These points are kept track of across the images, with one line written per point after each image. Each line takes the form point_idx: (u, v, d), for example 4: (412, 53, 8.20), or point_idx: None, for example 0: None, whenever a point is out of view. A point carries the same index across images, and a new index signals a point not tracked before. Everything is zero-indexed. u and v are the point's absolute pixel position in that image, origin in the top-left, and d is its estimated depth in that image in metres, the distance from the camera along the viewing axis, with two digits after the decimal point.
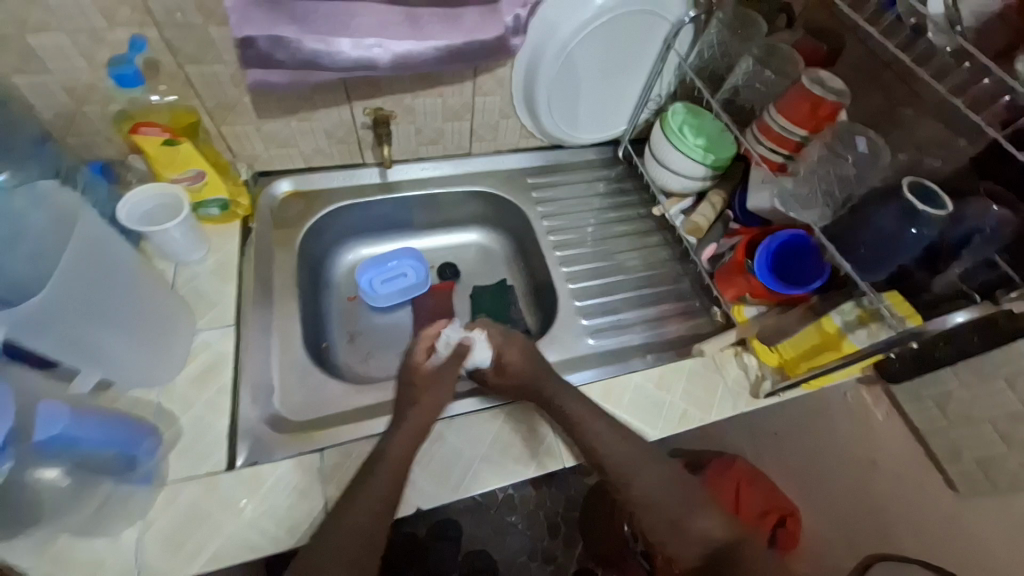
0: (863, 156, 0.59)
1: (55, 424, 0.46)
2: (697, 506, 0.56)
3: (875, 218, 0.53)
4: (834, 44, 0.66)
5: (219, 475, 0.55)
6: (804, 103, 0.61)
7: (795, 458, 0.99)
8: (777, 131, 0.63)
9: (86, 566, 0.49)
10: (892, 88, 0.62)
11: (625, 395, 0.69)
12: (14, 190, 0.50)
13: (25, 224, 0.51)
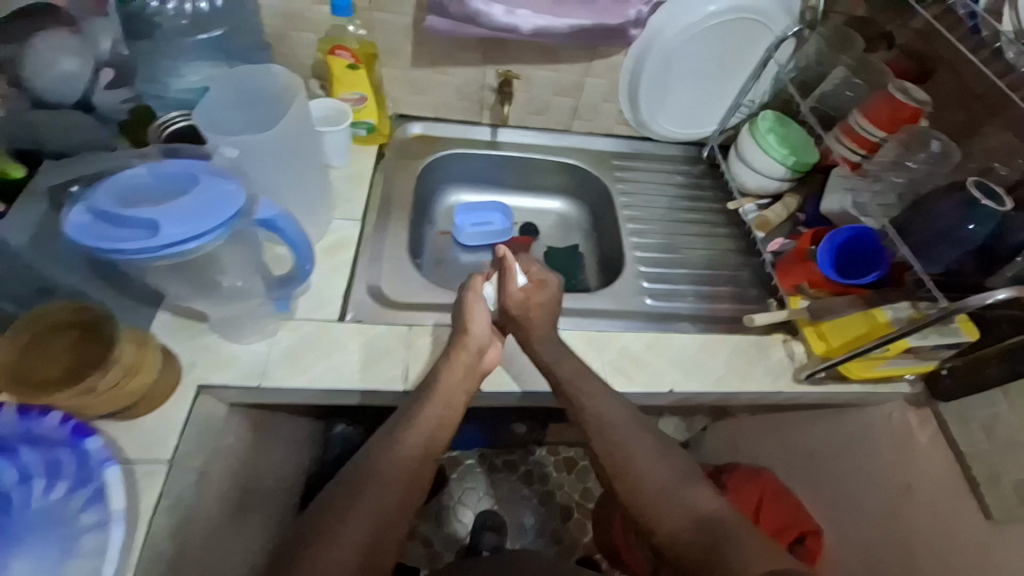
0: (936, 154, 0.69)
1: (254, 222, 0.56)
2: (690, 494, 0.63)
3: (934, 208, 0.62)
4: (926, 67, 0.75)
5: (332, 324, 0.68)
6: (885, 108, 0.72)
7: (828, 478, 1.00)
8: (858, 131, 0.74)
9: (225, 359, 0.63)
10: (973, 109, 0.70)
11: (670, 349, 0.75)
12: (251, 67, 0.64)
13: (251, 96, 0.65)
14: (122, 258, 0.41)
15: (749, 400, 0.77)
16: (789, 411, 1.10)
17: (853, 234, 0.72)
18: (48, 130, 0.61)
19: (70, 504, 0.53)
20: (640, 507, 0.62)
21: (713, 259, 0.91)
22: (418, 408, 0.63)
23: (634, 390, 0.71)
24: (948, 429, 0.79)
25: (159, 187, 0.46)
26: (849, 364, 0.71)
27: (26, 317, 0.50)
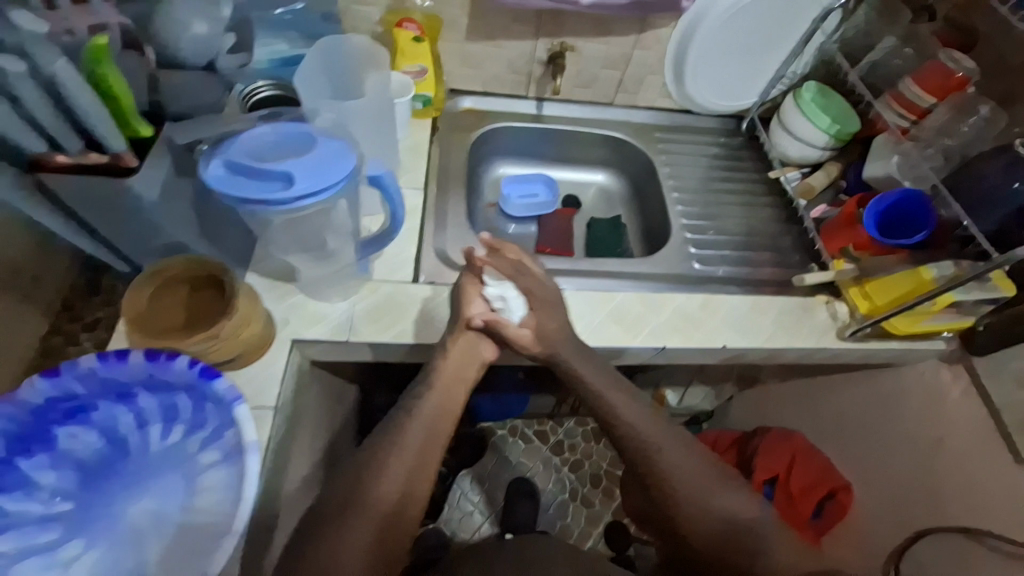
0: (982, 121, 0.75)
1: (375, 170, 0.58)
2: (720, 488, 0.65)
3: (985, 171, 0.67)
4: (970, 37, 0.78)
5: (407, 284, 0.72)
6: (935, 76, 0.76)
7: (859, 436, 1.05)
8: (909, 97, 0.78)
9: (313, 316, 0.67)
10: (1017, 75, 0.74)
11: (722, 308, 0.80)
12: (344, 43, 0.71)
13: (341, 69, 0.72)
14: (260, 206, 0.46)
15: (794, 356, 0.82)
16: (819, 376, 1.15)
17: (904, 197, 0.76)
18: (160, 87, 0.60)
19: (188, 444, 0.56)
20: (675, 505, 0.64)
21: (754, 227, 0.94)
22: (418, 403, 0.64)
23: (692, 346, 0.75)
24: (982, 382, 0.83)
25: (285, 143, 0.50)
26: (893, 320, 0.75)
27: (150, 271, 0.55)
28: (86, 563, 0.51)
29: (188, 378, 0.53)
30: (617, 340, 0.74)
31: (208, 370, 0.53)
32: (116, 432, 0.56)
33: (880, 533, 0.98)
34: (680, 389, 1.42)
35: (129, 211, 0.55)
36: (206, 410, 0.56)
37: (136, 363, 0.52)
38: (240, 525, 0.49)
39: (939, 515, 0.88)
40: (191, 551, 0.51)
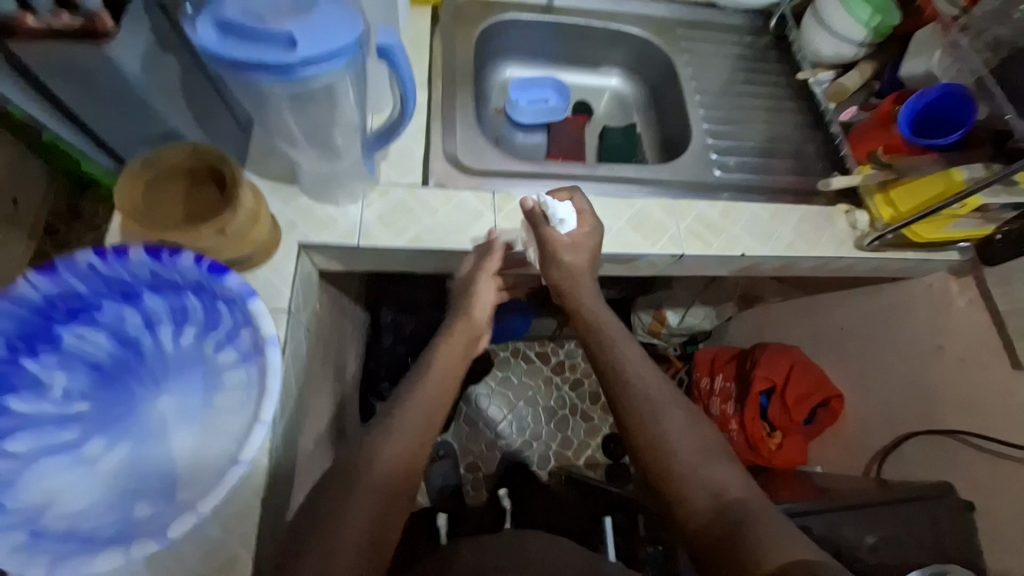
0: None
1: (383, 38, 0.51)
2: (712, 462, 0.61)
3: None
4: None
5: (417, 188, 0.68)
6: None
7: (857, 349, 1.09)
8: None
9: (321, 220, 0.64)
10: None
11: (743, 217, 0.79)
12: None
13: None
14: (260, 72, 0.41)
15: (807, 267, 0.82)
16: (824, 293, 1.16)
17: (941, 95, 0.72)
18: None
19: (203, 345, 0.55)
20: (664, 468, 0.62)
21: (777, 135, 0.90)
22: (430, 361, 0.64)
23: (712, 254, 0.74)
24: (990, 292, 0.84)
25: None
26: (914, 228, 0.75)
27: (143, 157, 0.50)
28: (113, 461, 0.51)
29: (196, 275, 0.50)
30: (636, 246, 0.72)
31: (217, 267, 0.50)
32: (123, 336, 0.54)
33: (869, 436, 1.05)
34: (682, 310, 1.44)
35: (117, 95, 0.50)
36: (219, 310, 0.53)
37: (139, 260, 0.49)
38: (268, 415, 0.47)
39: (930, 419, 0.93)
40: (220, 446, 0.51)
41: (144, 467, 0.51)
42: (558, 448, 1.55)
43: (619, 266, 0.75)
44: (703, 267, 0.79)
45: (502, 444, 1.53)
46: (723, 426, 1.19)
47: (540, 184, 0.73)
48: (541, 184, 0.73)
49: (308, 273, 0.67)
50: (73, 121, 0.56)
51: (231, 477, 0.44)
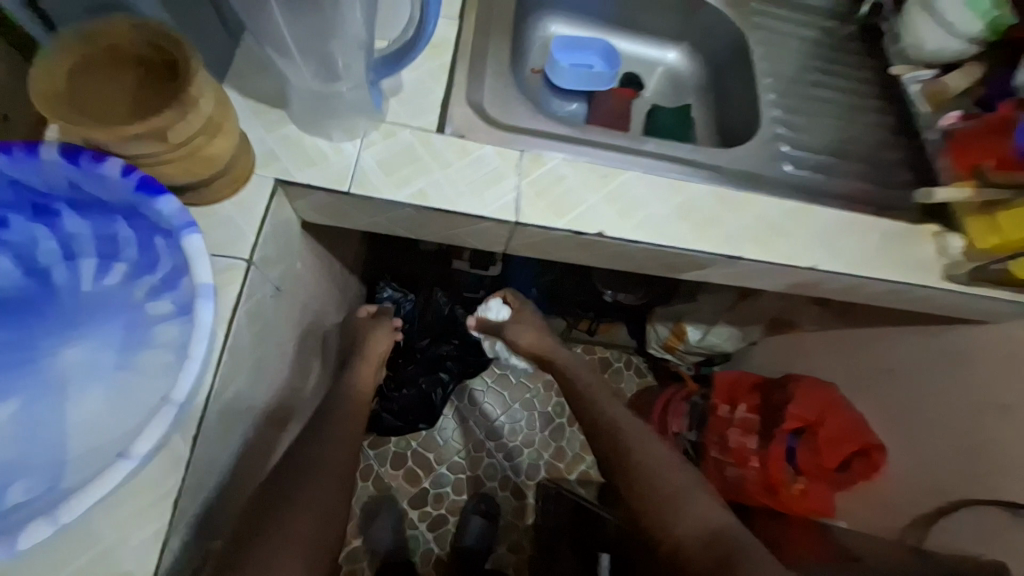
0: None
1: None
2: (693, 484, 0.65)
3: None
4: None
5: (431, 134, 0.56)
6: None
7: (903, 395, 0.97)
8: None
9: (307, 156, 0.52)
10: None
11: (813, 222, 0.65)
12: None
13: None
14: None
15: (875, 293, 0.70)
16: (870, 328, 1.03)
17: None
18: None
19: (132, 288, 0.43)
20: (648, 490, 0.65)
21: (856, 137, 0.77)
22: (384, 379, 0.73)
23: (773, 261, 0.61)
24: None
25: None
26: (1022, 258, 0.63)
27: (80, 33, 0.40)
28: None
29: (125, 194, 0.39)
30: (685, 240, 0.59)
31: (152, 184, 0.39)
32: (36, 261, 0.44)
33: (907, 496, 0.92)
34: (703, 328, 1.31)
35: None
36: (156, 248, 0.42)
37: (52, 161, 0.38)
38: (182, 396, 0.36)
39: (986, 487, 0.80)
40: (126, 423, 0.40)
41: (34, 427, 0.40)
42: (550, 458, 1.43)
43: (659, 262, 0.63)
44: (757, 277, 0.66)
45: (490, 447, 1.41)
46: (740, 462, 1.07)
47: (577, 149, 0.60)
48: (579, 150, 0.60)
49: (283, 221, 0.54)
50: None
51: (115, 474, 0.34)
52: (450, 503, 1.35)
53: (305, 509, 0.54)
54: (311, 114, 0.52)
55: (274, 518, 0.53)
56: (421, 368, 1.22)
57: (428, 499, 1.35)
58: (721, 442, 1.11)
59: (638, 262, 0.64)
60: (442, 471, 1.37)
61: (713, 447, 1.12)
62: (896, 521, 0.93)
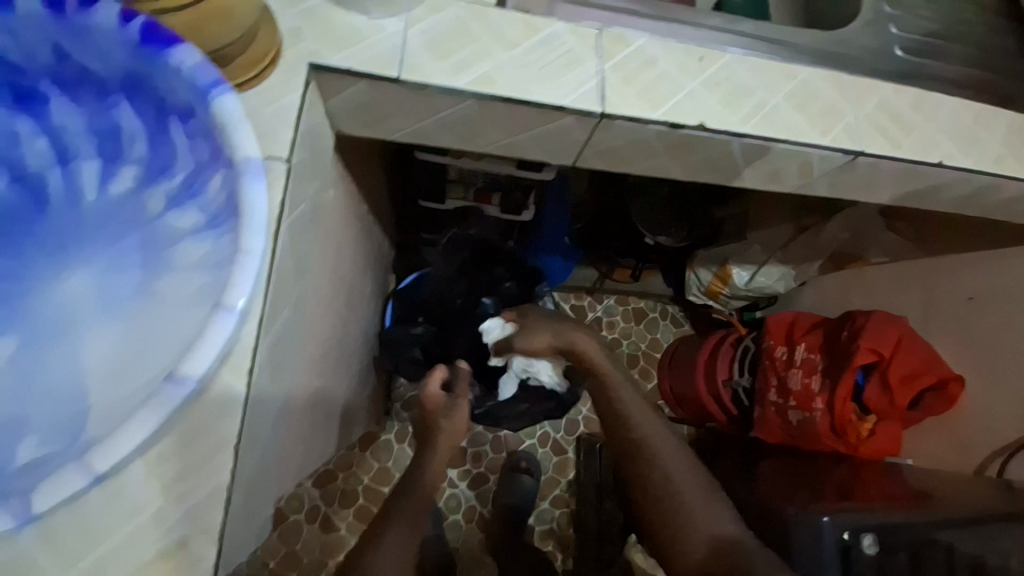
0: None
1: None
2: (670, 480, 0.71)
3: None
4: None
5: (489, 9, 0.46)
6: None
7: (983, 330, 0.89)
8: None
9: (346, 39, 0.43)
10: None
11: (939, 113, 0.56)
12: None
13: None
14: None
15: (994, 201, 0.62)
16: (950, 256, 0.95)
17: None
18: None
19: (146, 194, 0.36)
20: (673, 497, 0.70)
21: (976, 24, 0.65)
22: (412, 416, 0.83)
23: (900, 156, 0.53)
24: None
25: None
26: None
27: None
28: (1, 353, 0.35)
29: (121, 54, 0.32)
30: (794, 131, 0.50)
31: (157, 31, 0.31)
32: (22, 166, 0.36)
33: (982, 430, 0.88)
34: (751, 269, 1.21)
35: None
36: (167, 139, 0.35)
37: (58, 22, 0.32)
38: (238, 299, 0.30)
39: None
40: (157, 362, 0.33)
41: (41, 371, 0.34)
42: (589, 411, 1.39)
43: (762, 164, 0.53)
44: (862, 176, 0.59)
45: None
46: (804, 405, 0.98)
47: (663, 26, 0.49)
48: (667, 25, 0.49)
49: (320, 127, 0.46)
50: None
51: (163, 402, 0.28)
52: (491, 461, 1.31)
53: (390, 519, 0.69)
54: None
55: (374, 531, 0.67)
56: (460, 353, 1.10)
57: (466, 459, 1.30)
58: (782, 386, 1.02)
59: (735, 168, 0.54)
60: (480, 430, 1.32)
61: (772, 392, 1.04)
62: (967, 459, 0.89)
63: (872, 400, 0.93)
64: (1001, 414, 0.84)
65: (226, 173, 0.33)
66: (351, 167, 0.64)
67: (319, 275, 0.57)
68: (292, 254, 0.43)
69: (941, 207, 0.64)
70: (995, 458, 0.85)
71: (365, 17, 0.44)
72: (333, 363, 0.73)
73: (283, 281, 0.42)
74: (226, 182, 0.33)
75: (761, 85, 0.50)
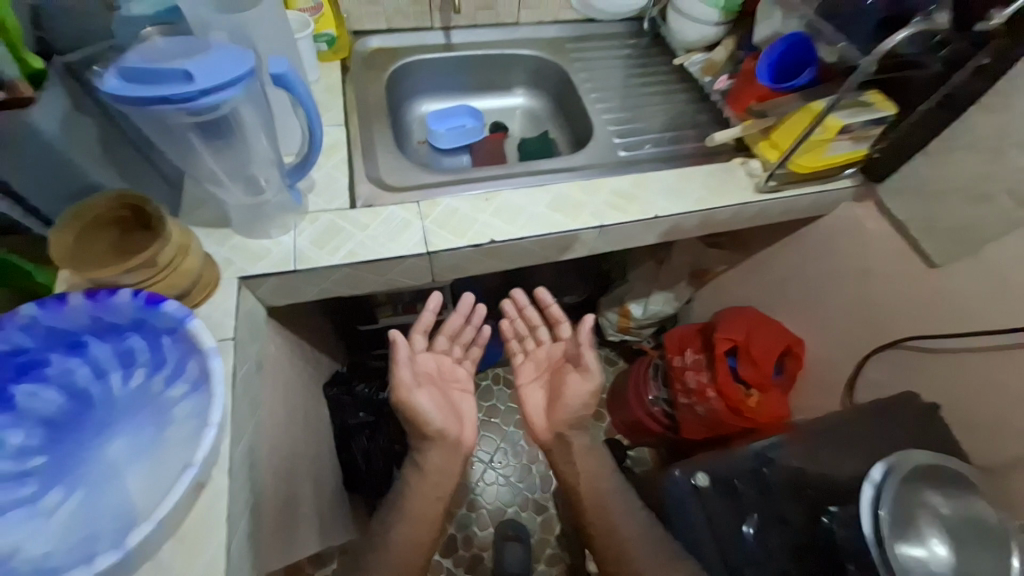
0: None
1: (280, 65, 0.54)
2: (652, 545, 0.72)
3: None
4: None
5: (346, 211, 0.73)
6: None
7: (802, 298, 1.12)
8: None
9: (255, 253, 0.67)
10: None
11: (652, 184, 0.84)
12: None
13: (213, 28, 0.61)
14: (166, 105, 0.45)
15: (725, 218, 0.87)
16: (764, 250, 1.19)
17: (788, 45, 0.80)
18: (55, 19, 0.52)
19: (153, 382, 0.56)
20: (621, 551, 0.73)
21: (673, 113, 0.96)
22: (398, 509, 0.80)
23: (631, 218, 0.80)
24: (888, 206, 0.88)
25: (185, 46, 0.49)
26: (799, 160, 0.80)
27: (69, 211, 0.52)
28: (69, 505, 0.50)
29: (135, 312, 0.53)
30: (559, 224, 0.77)
31: (153, 298, 0.52)
32: (75, 385, 0.55)
33: (831, 376, 1.07)
34: (642, 301, 1.42)
35: (21, 146, 0.49)
36: (162, 345, 0.55)
37: (79, 304, 0.52)
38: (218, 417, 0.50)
39: (855, 350, 1.01)
40: (169, 479, 0.51)
41: (100, 505, 0.50)
42: None
43: (540, 247, 0.79)
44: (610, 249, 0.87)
45: (498, 476, 1.49)
46: (701, 398, 1.17)
47: (458, 189, 0.78)
48: (462, 188, 0.79)
49: (253, 315, 0.70)
50: None
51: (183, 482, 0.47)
52: (480, 540, 1.40)
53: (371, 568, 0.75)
54: (250, 230, 0.67)
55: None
56: (353, 424, 1.12)
57: (455, 546, 1.39)
58: (685, 388, 1.22)
59: (530, 257, 0.82)
60: (462, 512, 1.43)
61: (679, 394, 1.23)
62: (837, 391, 1.06)
63: (761, 379, 1.11)
64: (833, 356, 1.05)
65: (198, 358, 0.54)
66: (287, 320, 0.87)
67: (276, 411, 0.77)
68: (246, 400, 0.62)
69: (698, 230, 0.90)
70: (866, 359, 0.98)
71: (256, 238, 0.68)
72: (312, 476, 0.90)
73: (261, 428, 0.68)
74: (199, 365, 0.54)
75: (529, 207, 0.78)
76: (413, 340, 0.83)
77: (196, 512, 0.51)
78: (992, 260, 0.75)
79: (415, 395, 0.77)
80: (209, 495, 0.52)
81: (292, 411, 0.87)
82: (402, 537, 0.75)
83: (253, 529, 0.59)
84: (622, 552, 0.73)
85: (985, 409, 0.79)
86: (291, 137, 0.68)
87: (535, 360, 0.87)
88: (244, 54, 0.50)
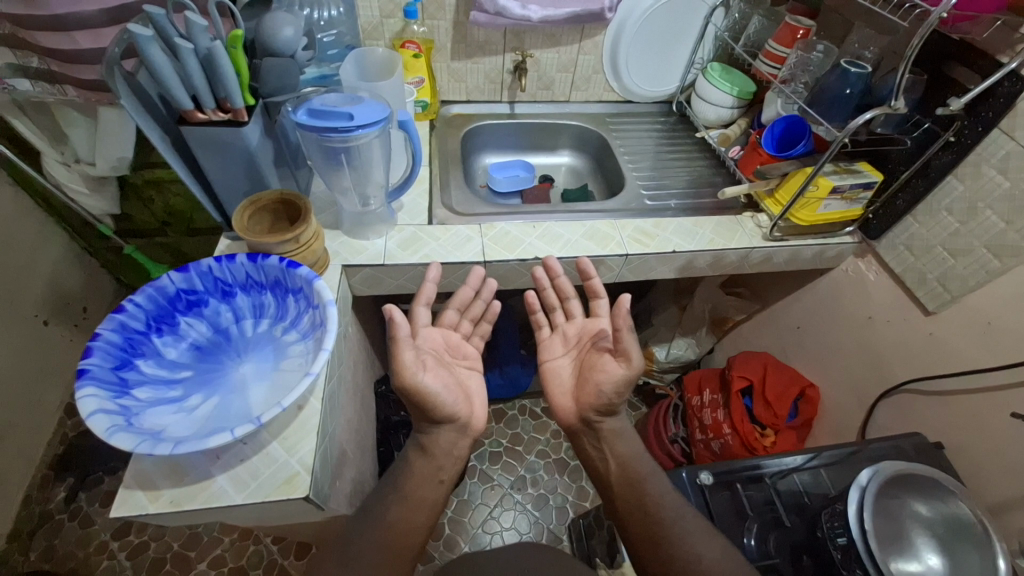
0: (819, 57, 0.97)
1: (405, 116, 0.78)
2: (693, 542, 0.68)
3: (826, 83, 0.88)
4: (813, 6, 1.06)
5: (425, 226, 0.94)
6: (787, 31, 1.00)
7: (814, 345, 1.20)
8: (772, 51, 1.02)
9: (356, 249, 0.88)
10: (853, 23, 0.98)
11: (670, 226, 1.01)
12: (350, 55, 0.90)
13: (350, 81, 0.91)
14: (335, 133, 0.69)
15: (735, 259, 1.02)
16: (780, 302, 1.31)
17: (787, 123, 0.99)
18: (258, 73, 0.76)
19: (279, 329, 0.76)
20: (652, 550, 0.69)
21: (693, 174, 1.15)
22: (406, 483, 0.76)
23: (651, 250, 0.97)
24: (884, 260, 1.00)
25: (348, 99, 0.74)
26: (799, 213, 0.95)
27: (248, 200, 0.75)
28: (207, 405, 0.67)
29: (278, 271, 0.74)
30: (590, 249, 0.95)
31: (293, 262, 0.73)
32: (221, 324, 0.75)
33: (845, 419, 1.12)
34: (666, 345, 1.53)
35: (234, 153, 0.74)
36: (289, 302, 0.76)
37: (241, 263, 0.73)
38: (330, 342, 0.66)
39: (865, 394, 1.07)
40: (283, 394, 0.68)
41: (229, 409, 0.67)
42: (575, 498, 1.54)
43: (574, 268, 0.95)
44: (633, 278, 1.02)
45: (516, 502, 1.54)
46: (717, 433, 1.23)
47: (512, 218, 0.99)
48: (515, 218, 0.99)
49: (347, 298, 0.90)
50: (200, 184, 0.81)
51: (304, 382, 0.61)
52: None
53: (373, 535, 0.70)
54: (355, 232, 0.89)
55: (350, 543, 0.70)
56: (395, 420, 1.26)
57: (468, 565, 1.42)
58: (701, 425, 1.29)
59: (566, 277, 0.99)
60: (478, 531, 1.47)
61: (697, 431, 1.30)
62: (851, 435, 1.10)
63: (774, 418, 1.16)
64: (846, 399, 1.11)
65: (314, 310, 0.72)
66: (360, 314, 1.06)
67: (352, 381, 0.94)
68: (337, 355, 0.80)
69: (711, 268, 1.04)
70: (875, 403, 1.04)
71: (360, 239, 0.89)
72: (362, 449, 1.03)
73: (344, 386, 0.86)
74: (314, 315, 0.72)
75: (567, 235, 0.97)
76: (414, 313, 0.81)
77: (302, 422, 0.69)
78: (976, 306, 0.84)
79: (421, 376, 0.73)
80: (306, 413, 0.69)
81: (359, 390, 1.03)
82: (399, 516, 0.72)
83: (331, 454, 0.74)
84: (658, 548, 0.68)
85: (983, 446, 0.84)
86: (396, 172, 0.93)
87: (564, 335, 0.89)
88: (385, 107, 0.74)
